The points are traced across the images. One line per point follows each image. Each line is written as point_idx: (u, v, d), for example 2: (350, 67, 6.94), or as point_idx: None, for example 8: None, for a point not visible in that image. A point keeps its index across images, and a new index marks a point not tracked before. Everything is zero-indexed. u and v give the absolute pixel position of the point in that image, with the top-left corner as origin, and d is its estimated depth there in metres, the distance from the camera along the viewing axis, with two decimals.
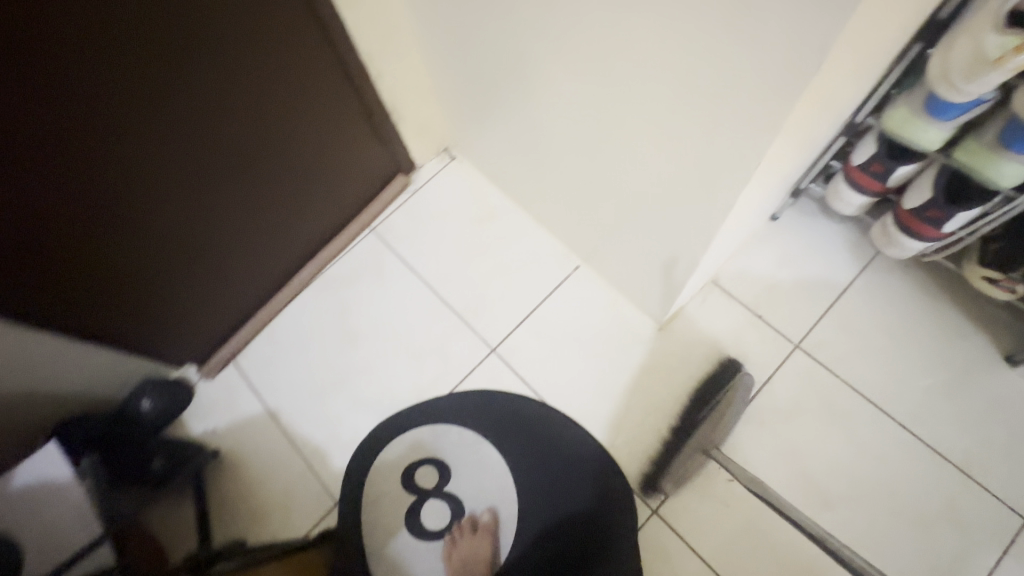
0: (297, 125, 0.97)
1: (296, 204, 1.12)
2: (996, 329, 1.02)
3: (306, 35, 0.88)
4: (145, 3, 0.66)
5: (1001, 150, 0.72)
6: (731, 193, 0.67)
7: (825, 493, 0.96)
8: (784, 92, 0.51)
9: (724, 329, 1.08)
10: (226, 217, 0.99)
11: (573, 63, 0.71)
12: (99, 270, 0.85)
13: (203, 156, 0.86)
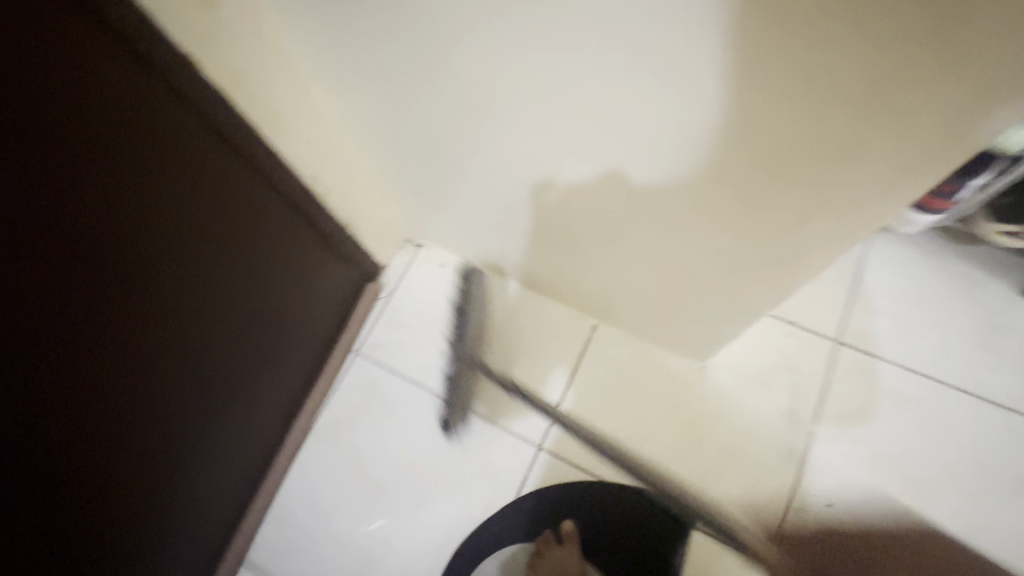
0: (251, 279, 0.80)
1: (271, 361, 0.93)
2: (1003, 267, 1.05)
3: (232, 188, 0.70)
4: (34, 212, 0.49)
5: None
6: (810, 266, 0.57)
7: (920, 484, 0.94)
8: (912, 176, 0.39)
9: (763, 346, 1.04)
10: (197, 412, 0.80)
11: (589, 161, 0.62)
12: (58, 546, 0.65)
13: (151, 358, 0.68)
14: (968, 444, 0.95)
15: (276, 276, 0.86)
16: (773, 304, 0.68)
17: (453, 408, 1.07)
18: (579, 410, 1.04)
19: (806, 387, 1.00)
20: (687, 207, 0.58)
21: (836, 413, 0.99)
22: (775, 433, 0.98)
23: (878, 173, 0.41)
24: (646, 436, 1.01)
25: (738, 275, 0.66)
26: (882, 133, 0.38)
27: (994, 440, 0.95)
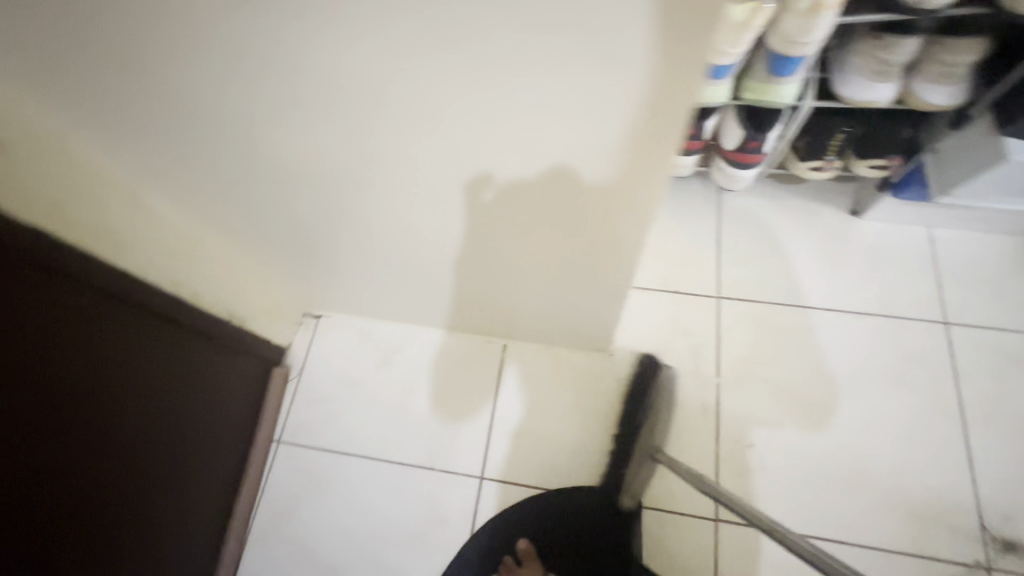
0: (132, 389, 0.77)
1: (178, 463, 0.90)
2: (835, 192, 1.18)
3: (87, 307, 0.69)
4: None
5: (778, 79, 0.81)
6: (606, 220, 0.66)
7: (822, 402, 1.02)
8: (642, 111, 0.49)
9: (658, 319, 1.11)
10: (95, 534, 0.74)
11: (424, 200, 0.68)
12: None
13: (26, 497, 0.62)
14: (850, 353, 1.05)
15: (162, 382, 0.83)
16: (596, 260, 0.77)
17: (389, 466, 1.06)
18: (509, 429, 1.06)
19: (702, 345, 1.08)
20: (501, 190, 0.64)
21: (734, 361, 1.06)
22: (688, 395, 1.05)
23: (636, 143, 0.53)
24: (575, 433, 1.04)
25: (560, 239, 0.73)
26: (637, 88, 0.47)
27: (869, 343, 1.05)
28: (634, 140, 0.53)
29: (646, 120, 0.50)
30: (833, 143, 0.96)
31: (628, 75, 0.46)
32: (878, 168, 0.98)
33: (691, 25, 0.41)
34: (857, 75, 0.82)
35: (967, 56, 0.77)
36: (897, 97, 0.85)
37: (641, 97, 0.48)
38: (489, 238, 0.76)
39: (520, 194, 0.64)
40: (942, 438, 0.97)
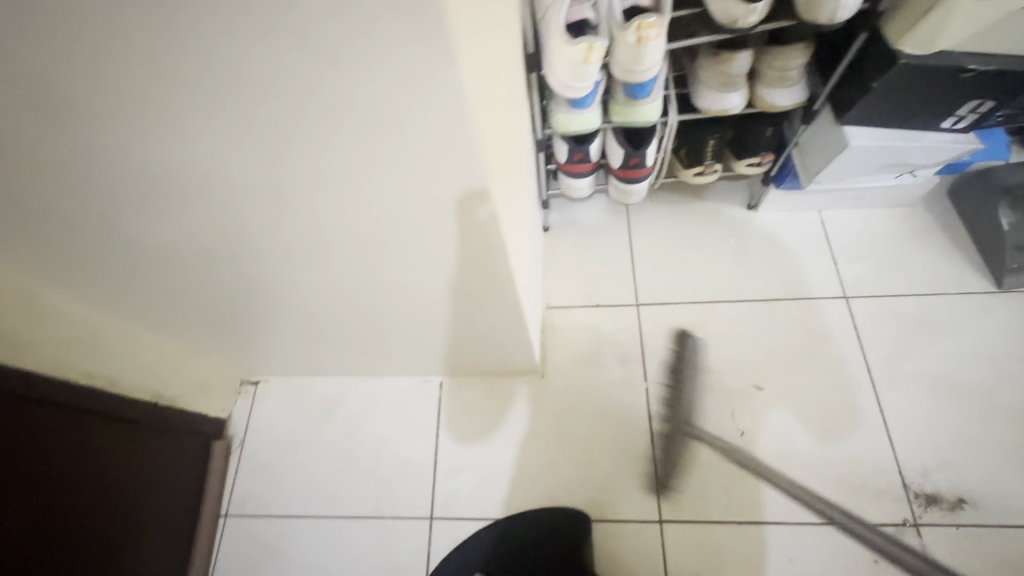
0: (34, 481, 0.76)
1: (104, 551, 0.88)
2: (731, 191, 1.26)
3: None
4: None
5: (636, 101, 0.89)
6: (484, 246, 0.63)
7: (746, 389, 1.07)
8: (445, 134, 0.45)
9: (584, 334, 1.17)
10: None
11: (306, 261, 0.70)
12: None
13: None
14: (764, 339, 1.11)
15: (74, 471, 0.82)
16: (501, 283, 0.74)
17: (342, 519, 1.07)
18: (455, 464, 1.08)
19: (628, 353, 1.14)
20: (363, 234, 0.62)
21: (659, 363, 1.11)
22: (620, 403, 1.09)
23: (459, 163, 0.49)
24: (519, 457, 1.07)
25: (454, 270, 0.71)
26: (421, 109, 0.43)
27: (780, 327, 1.12)
28: (454, 162, 0.48)
29: (451, 142, 0.46)
30: (706, 149, 1.05)
31: (400, 100, 0.42)
32: (753, 167, 1.07)
33: (421, 41, 0.37)
34: (707, 88, 0.92)
35: (795, 62, 0.86)
36: (747, 103, 0.93)
37: (431, 120, 0.44)
38: (381, 283, 0.75)
39: (383, 235, 0.62)
40: (857, 405, 1.03)
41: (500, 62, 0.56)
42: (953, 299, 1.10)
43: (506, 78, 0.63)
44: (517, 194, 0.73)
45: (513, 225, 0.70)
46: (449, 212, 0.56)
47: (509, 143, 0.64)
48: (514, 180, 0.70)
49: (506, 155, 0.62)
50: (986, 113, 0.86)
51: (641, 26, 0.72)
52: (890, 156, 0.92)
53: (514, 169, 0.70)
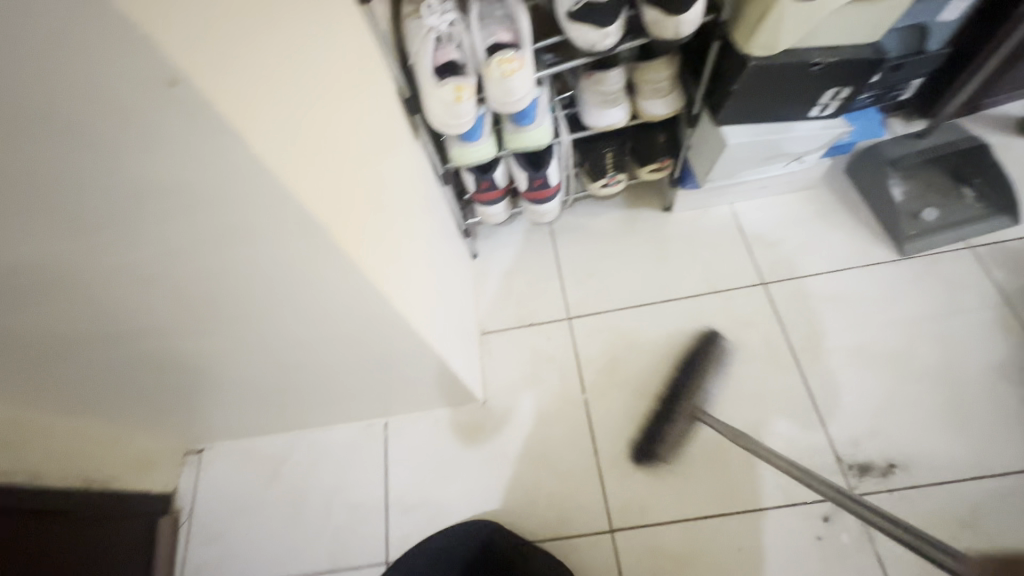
0: None
1: None
2: (647, 196, 1.31)
3: None
4: None
5: (523, 127, 0.93)
6: (366, 297, 0.63)
7: (681, 388, 1.09)
8: (270, 205, 0.44)
9: (522, 356, 1.18)
10: None
11: (200, 339, 0.69)
12: None
13: None
14: (694, 335, 1.14)
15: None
16: (400, 328, 0.74)
17: None
18: (406, 505, 1.07)
19: (565, 367, 1.15)
20: (241, 306, 0.61)
21: (595, 373, 1.13)
22: (562, 419, 1.10)
23: (299, 228, 0.48)
24: (470, 488, 1.07)
25: (350, 323, 0.70)
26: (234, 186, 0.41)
27: (707, 322, 1.15)
28: (295, 228, 0.48)
29: (279, 211, 0.45)
30: (607, 162, 1.09)
31: (207, 183, 0.40)
32: (655, 172, 1.11)
33: (192, 127, 0.35)
34: (590, 106, 0.96)
35: (663, 74, 0.91)
36: (630, 115, 0.98)
37: (251, 195, 0.43)
38: (284, 346, 0.75)
39: (263, 304, 0.62)
40: (786, 386, 1.06)
41: (341, 116, 0.56)
42: (864, 271, 1.15)
43: (368, 129, 0.65)
44: (400, 236, 0.73)
45: (398, 268, 0.69)
46: (319, 270, 0.56)
47: (374, 191, 0.64)
48: (391, 225, 0.70)
49: (370, 203, 0.62)
50: (847, 98, 0.92)
51: (502, 61, 0.77)
52: (771, 148, 0.98)
53: (390, 213, 0.70)
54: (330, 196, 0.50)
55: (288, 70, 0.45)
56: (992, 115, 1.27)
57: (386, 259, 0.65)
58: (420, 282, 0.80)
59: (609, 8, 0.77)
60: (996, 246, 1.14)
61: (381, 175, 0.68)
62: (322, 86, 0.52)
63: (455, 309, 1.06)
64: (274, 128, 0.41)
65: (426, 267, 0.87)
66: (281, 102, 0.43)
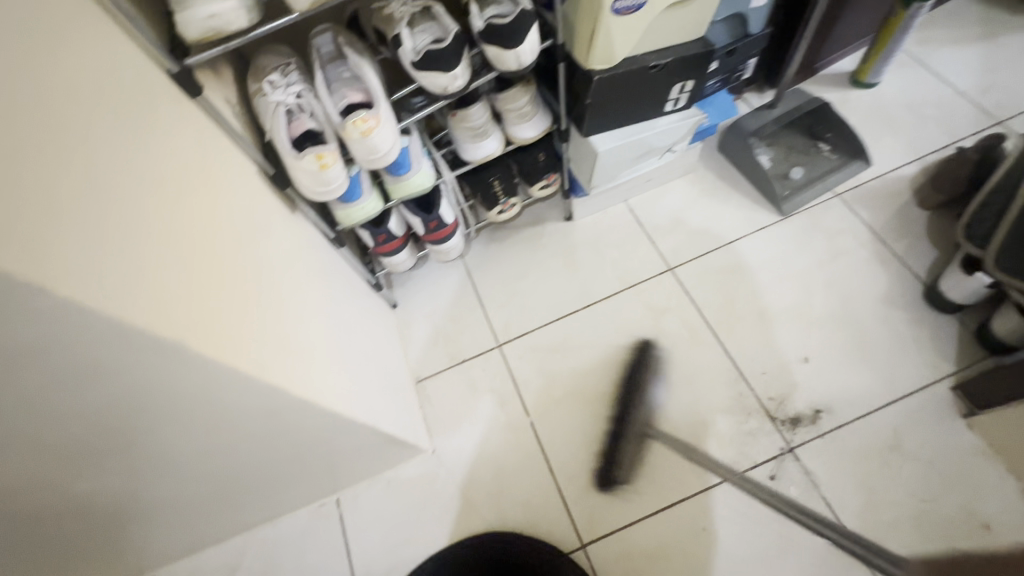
0: None
1: None
2: (547, 211, 1.35)
3: None
4: None
5: (402, 177, 0.94)
6: (260, 392, 0.60)
7: (618, 387, 1.12)
8: (110, 337, 0.41)
9: (461, 394, 1.17)
10: None
11: (89, 481, 0.63)
12: None
13: None
14: (619, 333, 1.17)
15: None
16: (312, 410, 0.71)
17: None
18: None
19: (504, 394, 1.16)
20: (122, 439, 0.56)
21: (535, 393, 1.14)
22: (513, 446, 1.10)
23: (154, 350, 0.45)
24: (436, 543, 1.04)
25: (255, 420, 0.67)
26: (57, 333, 0.38)
27: (628, 316, 1.19)
28: (150, 352, 0.45)
29: (123, 340, 0.42)
30: (496, 189, 1.12)
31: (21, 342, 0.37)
32: (545, 189, 1.15)
33: None
34: (463, 142, 0.99)
35: (523, 100, 0.95)
36: (504, 142, 1.01)
37: (84, 334, 0.40)
38: (193, 462, 0.70)
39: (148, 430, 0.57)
40: (711, 360, 1.11)
41: (189, 217, 0.54)
42: (754, 237, 1.23)
43: (231, 220, 0.63)
44: (290, 318, 0.71)
45: (291, 353, 0.67)
46: (195, 381, 0.53)
47: (248, 282, 0.62)
48: (277, 310, 0.67)
49: (244, 297, 0.60)
50: (693, 89, 1.00)
51: (357, 121, 0.77)
52: (640, 147, 1.04)
53: (272, 297, 0.67)
54: (182, 307, 0.48)
55: (106, 191, 0.43)
56: (826, 76, 1.41)
57: (274, 349, 0.63)
58: (323, 358, 0.78)
59: (450, 53, 0.80)
60: (858, 189, 1.25)
61: (255, 261, 0.66)
62: (157, 194, 0.50)
63: (379, 368, 1.03)
64: (88, 259, 0.39)
65: (331, 338, 0.84)
66: (96, 226, 0.41)
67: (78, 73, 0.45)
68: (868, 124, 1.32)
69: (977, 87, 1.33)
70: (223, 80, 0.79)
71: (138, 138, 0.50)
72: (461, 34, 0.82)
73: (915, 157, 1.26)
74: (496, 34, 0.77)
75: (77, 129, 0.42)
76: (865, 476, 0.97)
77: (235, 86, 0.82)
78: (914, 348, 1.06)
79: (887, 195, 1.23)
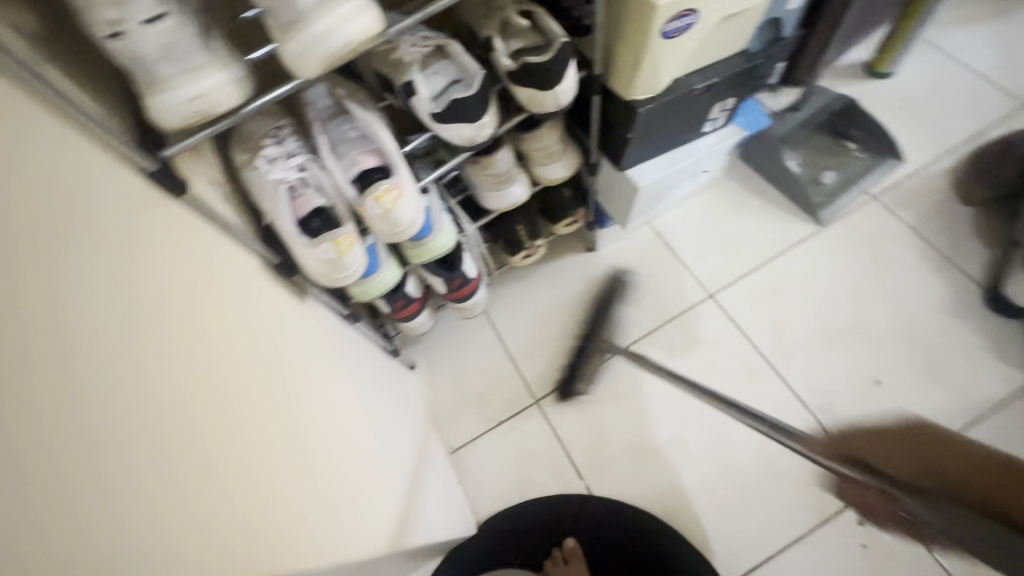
0: None
1: None
2: (567, 242, 1.23)
3: None
4: None
5: (423, 241, 0.81)
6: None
7: (677, 435, 1.02)
8: None
9: (503, 461, 1.05)
10: None
11: None
12: None
13: None
14: (668, 374, 1.07)
15: None
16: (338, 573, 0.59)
17: None
18: None
19: (550, 457, 1.04)
20: None
21: (584, 452, 1.03)
22: None
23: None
24: None
25: None
26: None
27: (674, 354, 1.09)
28: None
29: None
30: (518, 233, 1.00)
31: None
32: (571, 225, 1.04)
33: None
34: (485, 191, 0.86)
35: (552, 139, 0.83)
36: (530, 185, 0.89)
37: None
38: None
39: None
40: (772, 395, 1.02)
41: (178, 375, 0.43)
42: (794, 251, 1.15)
43: (228, 348, 0.52)
44: (304, 444, 0.60)
45: (302, 518, 0.55)
46: None
47: (250, 426, 0.51)
48: (284, 443, 0.56)
49: (246, 453, 0.49)
50: (732, 106, 0.90)
51: (380, 196, 0.65)
52: (677, 175, 0.94)
53: (279, 446, 0.55)
54: (165, 552, 0.36)
55: (75, 407, 0.32)
56: (842, 67, 1.34)
57: (280, 505, 0.52)
58: (348, 479, 0.66)
59: (476, 99, 0.67)
60: (894, 188, 1.18)
61: (260, 405, 0.54)
62: (138, 364, 0.38)
63: (411, 454, 0.91)
64: (25, 557, 0.26)
65: (356, 442, 0.73)
66: (70, 474, 0.30)
67: (35, 232, 0.32)
68: (894, 117, 1.25)
69: (998, 68, 1.27)
70: (202, 155, 0.64)
71: (111, 289, 0.38)
72: (483, 74, 0.69)
73: (948, 149, 1.20)
74: (531, 73, 0.65)
75: (31, 328, 0.30)
76: None
77: (217, 159, 0.68)
78: (983, 361, 0.99)
79: (926, 193, 1.16)
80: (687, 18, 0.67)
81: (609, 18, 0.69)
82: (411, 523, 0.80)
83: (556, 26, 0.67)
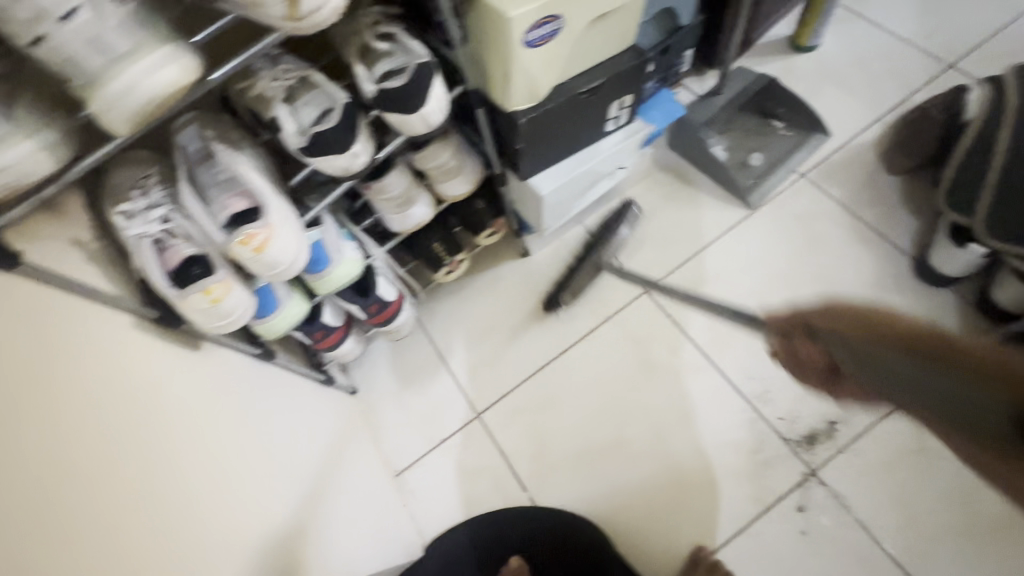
0: None
1: None
2: (500, 250, 1.22)
3: None
4: None
5: (323, 272, 0.80)
6: None
7: (618, 437, 1.02)
8: None
9: (448, 479, 1.05)
10: None
11: None
12: None
13: None
14: (606, 375, 1.07)
15: None
16: None
17: None
18: None
19: (494, 470, 1.04)
20: None
21: (526, 462, 1.03)
22: None
23: None
24: None
25: None
26: None
27: (611, 354, 1.08)
28: None
29: None
30: (436, 250, 0.98)
31: None
32: (492, 236, 1.03)
33: None
34: (387, 214, 0.85)
35: (446, 155, 0.81)
36: (434, 203, 0.88)
37: None
38: None
39: None
40: (711, 387, 1.01)
41: None
42: (726, 239, 1.14)
43: (63, 405, 0.48)
44: (177, 498, 0.56)
45: None
46: None
47: (96, 456, 0.49)
48: (143, 465, 0.54)
49: (91, 506, 0.46)
50: (633, 104, 0.88)
51: (243, 241, 0.63)
52: (586, 178, 0.92)
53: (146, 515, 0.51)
54: None
55: None
56: (765, 43, 1.32)
57: (137, 531, 0.50)
58: (229, 509, 0.64)
59: (341, 130, 0.66)
60: (821, 165, 1.17)
61: (119, 473, 0.50)
62: None
63: (335, 484, 0.89)
64: None
65: (246, 471, 0.70)
66: None
67: None
68: (819, 91, 1.23)
69: (921, 30, 1.25)
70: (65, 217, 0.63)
71: None
72: (351, 100, 0.67)
73: (873, 119, 1.18)
74: (391, 100, 0.63)
75: None
76: (895, 487, 0.89)
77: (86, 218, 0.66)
78: None
79: (853, 166, 1.15)
80: (552, 24, 0.65)
81: (474, 33, 0.67)
82: (318, 545, 0.78)
83: (419, 46, 0.66)
